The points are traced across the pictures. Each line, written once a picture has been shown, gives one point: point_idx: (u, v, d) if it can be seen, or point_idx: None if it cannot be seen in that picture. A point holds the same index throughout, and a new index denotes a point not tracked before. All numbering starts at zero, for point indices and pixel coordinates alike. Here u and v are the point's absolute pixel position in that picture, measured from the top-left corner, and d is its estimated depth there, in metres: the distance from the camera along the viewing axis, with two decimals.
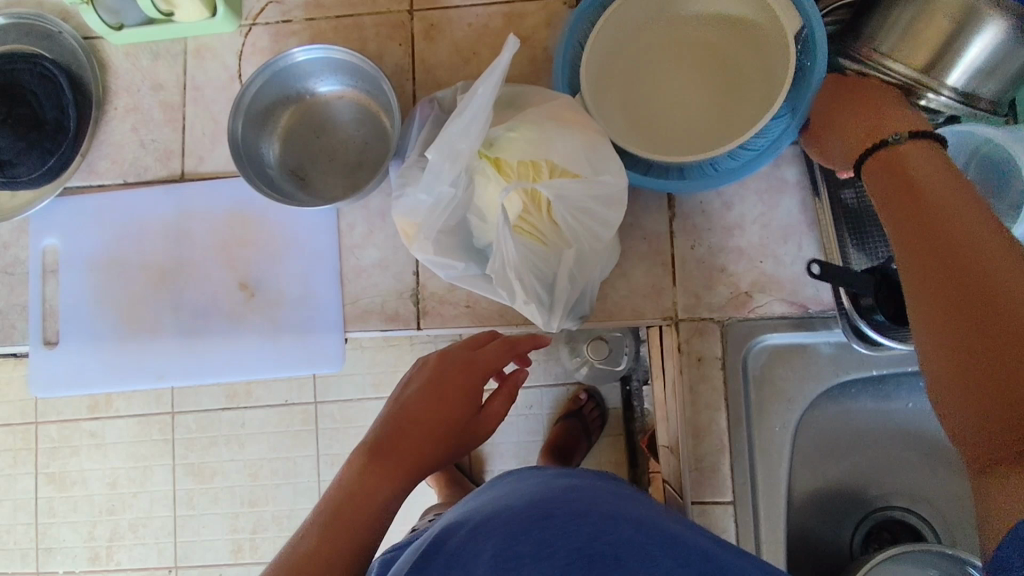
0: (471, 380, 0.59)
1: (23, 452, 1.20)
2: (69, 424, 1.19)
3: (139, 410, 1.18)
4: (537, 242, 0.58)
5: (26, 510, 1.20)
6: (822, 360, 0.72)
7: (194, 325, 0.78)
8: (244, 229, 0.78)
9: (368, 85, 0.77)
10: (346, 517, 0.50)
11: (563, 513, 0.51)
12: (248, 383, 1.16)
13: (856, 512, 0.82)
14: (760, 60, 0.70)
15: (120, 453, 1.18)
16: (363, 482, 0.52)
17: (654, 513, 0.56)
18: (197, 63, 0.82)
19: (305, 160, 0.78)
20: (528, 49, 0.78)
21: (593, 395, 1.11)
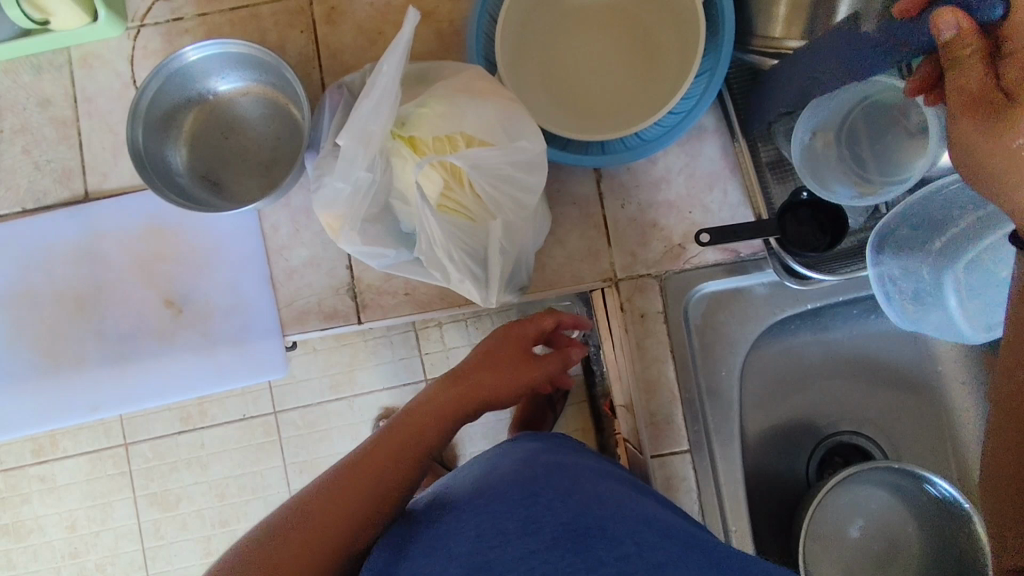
0: (512, 364, 0.65)
1: None
2: (13, 472, 1.13)
3: (88, 447, 1.12)
4: (464, 218, 0.57)
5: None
6: (758, 301, 0.74)
7: (121, 351, 0.74)
8: (162, 244, 0.74)
9: (271, 78, 0.73)
10: (420, 421, 0.60)
11: (548, 489, 0.52)
12: (200, 403, 1.12)
13: (809, 441, 0.85)
14: (667, 14, 0.69)
15: (75, 494, 1.12)
16: (397, 441, 0.58)
17: (635, 496, 0.56)
18: (85, 73, 0.77)
19: (216, 164, 0.74)
20: (434, 24, 0.76)
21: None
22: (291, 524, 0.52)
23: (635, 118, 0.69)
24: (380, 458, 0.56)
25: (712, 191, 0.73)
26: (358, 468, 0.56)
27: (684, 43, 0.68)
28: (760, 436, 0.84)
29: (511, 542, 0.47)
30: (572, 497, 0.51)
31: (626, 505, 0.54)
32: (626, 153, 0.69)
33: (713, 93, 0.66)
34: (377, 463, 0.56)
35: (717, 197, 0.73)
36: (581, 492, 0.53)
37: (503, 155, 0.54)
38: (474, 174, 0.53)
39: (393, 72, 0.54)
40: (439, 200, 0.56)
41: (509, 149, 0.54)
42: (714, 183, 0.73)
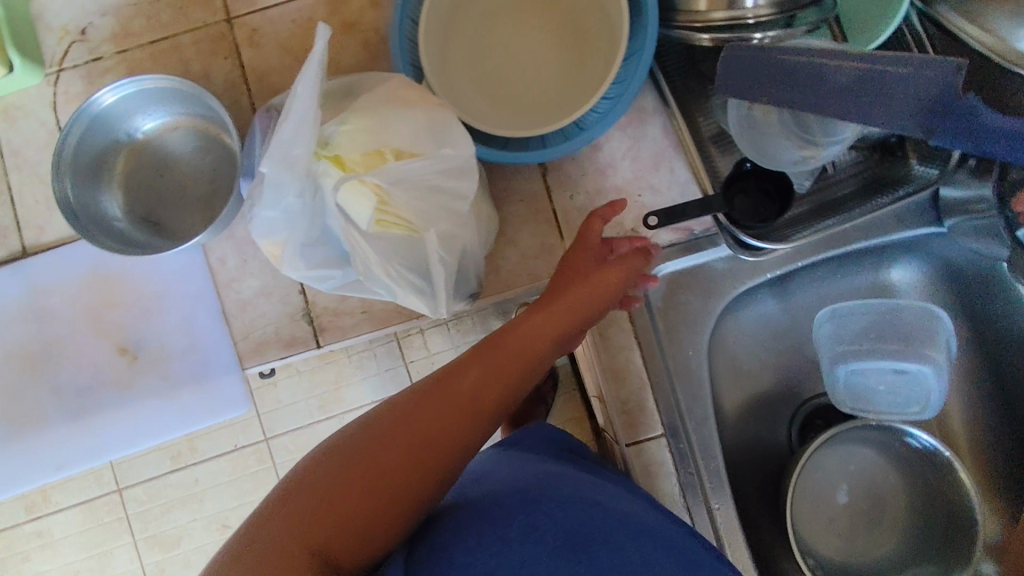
0: (587, 281, 0.63)
1: None
2: (8, 532, 1.11)
3: (80, 498, 1.11)
4: (404, 230, 0.55)
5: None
6: (718, 276, 0.73)
7: (80, 405, 0.73)
8: (108, 291, 0.73)
9: (199, 110, 0.72)
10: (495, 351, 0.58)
11: (545, 498, 0.55)
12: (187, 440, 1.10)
13: (789, 407, 0.84)
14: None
15: (73, 546, 1.11)
16: (475, 367, 0.56)
17: (629, 500, 0.60)
18: (9, 126, 0.75)
19: (154, 203, 0.73)
20: (359, 34, 0.75)
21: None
22: (359, 453, 0.49)
23: (570, 107, 0.69)
24: (451, 386, 0.54)
25: (659, 171, 0.72)
26: (432, 396, 0.53)
27: (607, 25, 0.67)
28: (740, 409, 0.83)
29: (511, 547, 0.49)
30: (573, 508, 0.54)
31: (617, 511, 0.56)
32: (568, 143, 0.67)
33: (645, 71, 0.64)
34: (450, 390, 0.54)
35: (665, 177, 0.72)
36: (579, 502, 0.56)
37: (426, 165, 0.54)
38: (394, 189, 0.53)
39: (308, 96, 0.53)
40: (376, 216, 0.54)
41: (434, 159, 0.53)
42: (660, 163, 0.72)
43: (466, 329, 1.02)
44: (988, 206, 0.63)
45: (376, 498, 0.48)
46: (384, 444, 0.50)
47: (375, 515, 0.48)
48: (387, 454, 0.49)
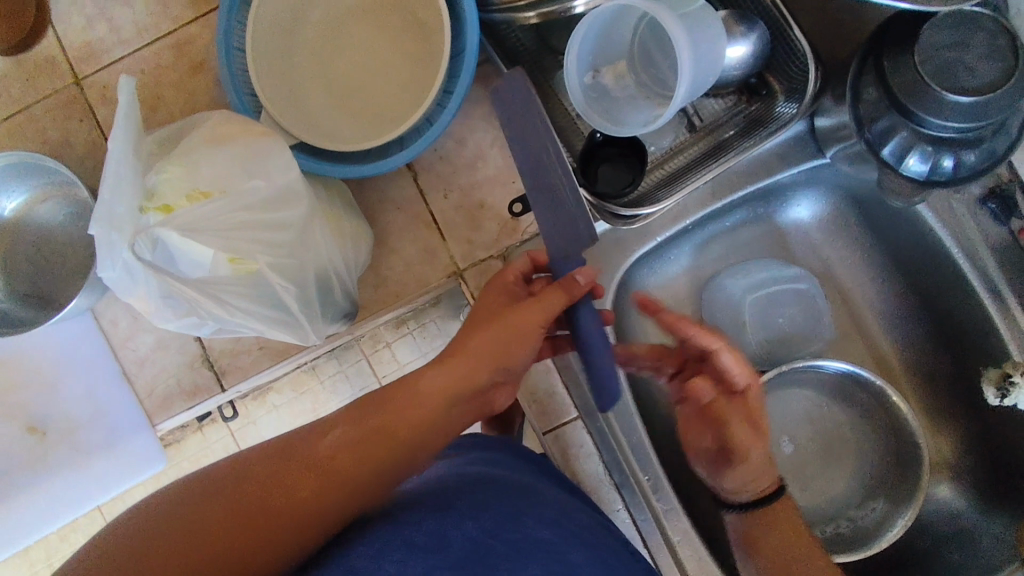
0: (498, 322, 0.54)
1: None
2: None
3: None
4: (246, 270, 0.55)
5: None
6: (608, 246, 0.71)
7: (1, 490, 0.73)
8: (5, 374, 0.72)
9: (60, 177, 0.71)
10: (396, 403, 0.51)
11: (462, 502, 0.49)
12: None
13: None
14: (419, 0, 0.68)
15: None
16: (353, 434, 0.49)
17: (560, 505, 0.55)
18: None
19: (35, 278, 0.72)
20: (209, 72, 0.74)
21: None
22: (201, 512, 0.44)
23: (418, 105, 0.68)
24: (317, 453, 0.48)
25: None
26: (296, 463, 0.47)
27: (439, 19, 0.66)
28: None
29: (414, 557, 0.42)
30: (489, 517, 0.47)
31: (540, 516, 0.50)
32: (421, 138, 0.63)
33: (477, 46, 0.62)
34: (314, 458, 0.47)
35: None
36: (502, 506, 0.50)
37: (242, 198, 0.53)
38: (208, 232, 0.52)
39: (116, 150, 0.52)
40: (229, 257, 0.53)
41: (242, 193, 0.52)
42: None
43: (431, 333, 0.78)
44: (850, 130, 0.60)
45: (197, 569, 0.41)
46: (228, 508, 0.44)
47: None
48: (227, 520, 0.43)
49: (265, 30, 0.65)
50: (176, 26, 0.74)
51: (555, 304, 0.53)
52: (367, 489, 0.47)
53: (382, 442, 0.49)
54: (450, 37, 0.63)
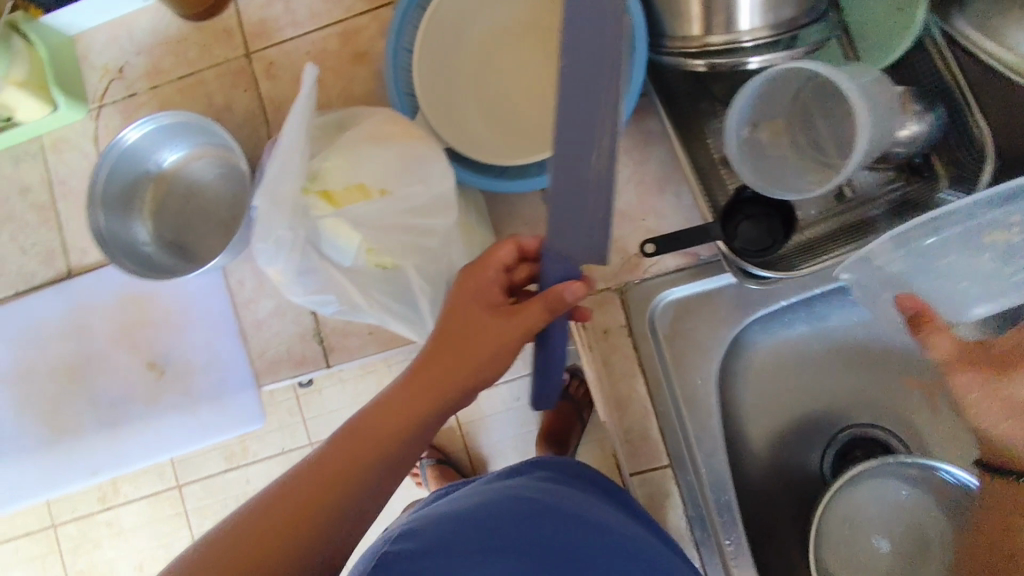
0: (470, 338, 0.53)
1: (52, 555, 1.36)
2: (84, 520, 1.33)
3: (148, 490, 1.30)
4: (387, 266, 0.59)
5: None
6: (728, 302, 0.71)
7: (114, 415, 0.78)
8: (139, 310, 0.78)
9: (218, 141, 0.76)
10: (379, 425, 0.50)
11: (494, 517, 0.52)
12: (241, 442, 1.25)
13: (820, 436, 0.80)
14: None
15: (145, 533, 1.32)
16: (330, 462, 0.47)
17: (621, 517, 0.59)
18: (58, 156, 0.82)
19: (179, 229, 0.78)
20: (369, 64, 0.77)
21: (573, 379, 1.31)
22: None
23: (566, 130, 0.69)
24: (292, 493, 0.45)
25: (664, 194, 0.70)
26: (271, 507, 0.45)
27: None
28: (763, 437, 0.80)
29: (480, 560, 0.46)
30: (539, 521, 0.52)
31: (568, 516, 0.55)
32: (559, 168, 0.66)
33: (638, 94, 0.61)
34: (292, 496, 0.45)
35: (671, 201, 0.70)
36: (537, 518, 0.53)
37: (399, 202, 0.57)
38: (365, 229, 0.57)
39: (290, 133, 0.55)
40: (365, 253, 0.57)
41: (401, 198, 0.57)
42: (665, 186, 0.70)
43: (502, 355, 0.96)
44: None
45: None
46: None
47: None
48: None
49: (434, 39, 0.68)
50: (346, 17, 0.78)
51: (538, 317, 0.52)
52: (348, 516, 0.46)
53: (352, 468, 0.47)
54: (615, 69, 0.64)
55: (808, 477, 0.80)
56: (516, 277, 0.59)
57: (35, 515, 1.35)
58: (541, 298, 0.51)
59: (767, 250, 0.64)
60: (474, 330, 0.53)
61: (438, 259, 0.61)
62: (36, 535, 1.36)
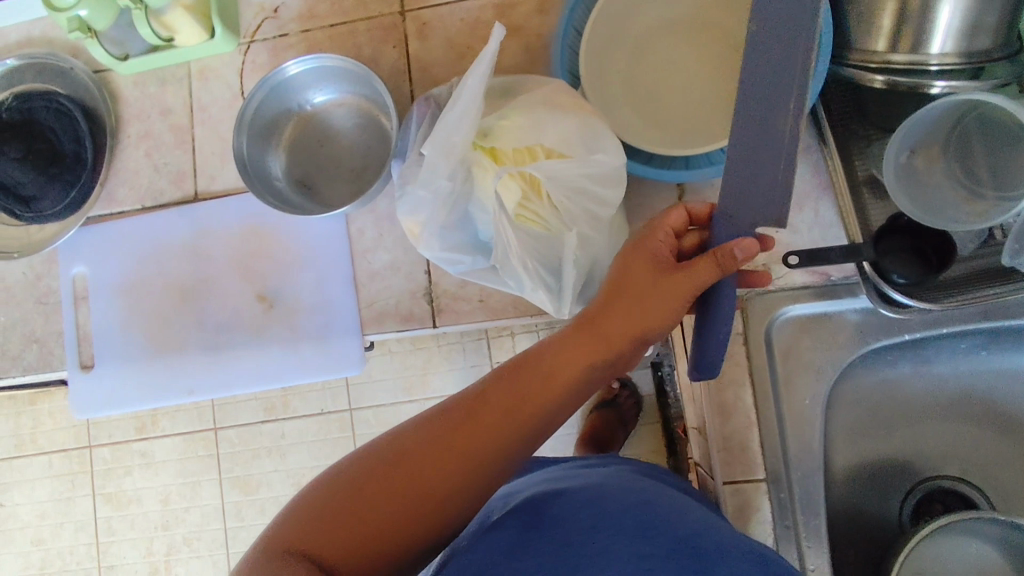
0: (639, 297, 0.54)
1: (80, 475, 1.37)
2: (120, 445, 1.35)
3: (183, 428, 1.33)
4: (540, 228, 0.58)
5: (89, 529, 1.37)
6: (849, 330, 0.70)
7: (218, 340, 0.80)
8: (259, 243, 0.80)
9: (365, 90, 0.77)
10: (540, 369, 0.53)
11: (538, 523, 0.54)
12: (284, 396, 1.28)
13: (903, 483, 0.77)
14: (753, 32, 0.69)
15: (171, 470, 1.33)
16: (498, 394, 0.52)
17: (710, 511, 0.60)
18: (201, 84, 0.84)
19: (309, 169, 0.79)
20: (521, 38, 0.77)
21: (625, 386, 1.31)
22: (339, 504, 0.46)
23: (715, 134, 0.69)
24: (457, 418, 0.50)
25: (803, 210, 0.69)
26: (438, 427, 0.50)
27: None
28: (846, 473, 0.77)
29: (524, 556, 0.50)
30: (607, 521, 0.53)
31: (629, 508, 0.54)
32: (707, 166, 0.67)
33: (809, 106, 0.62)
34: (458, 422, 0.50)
35: (808, 217, 0.69)
36: (589, 515, 0.54)
37: (578, 167, 0.56)
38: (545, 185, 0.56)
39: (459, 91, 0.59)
40: (517, 210, 0.57)
41: (586, 162, 0.56)
42: (805, 203, 0.70)
43: None
44: None
45: (366, 539, 0.45)
46: (380, 488, 0.47)
47: (390, 542, 0.45)
48: (376, 509, 0.46)
49: (609, 16, 0.70)
50: None
51: (706, 274, 0.52)
52: (501, 447, 0.50)
53: (510, 406, 0.51)
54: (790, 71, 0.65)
55: (884, 522, 0.77)
56: (685, 246, 0.59)
57: (74, 432, 1.37)
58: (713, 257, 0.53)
59: (920, 278, 0.63)
60: (644, 290, 0.54)
61: (594, 230, 0.60)
62: (71, 453, 1.38)
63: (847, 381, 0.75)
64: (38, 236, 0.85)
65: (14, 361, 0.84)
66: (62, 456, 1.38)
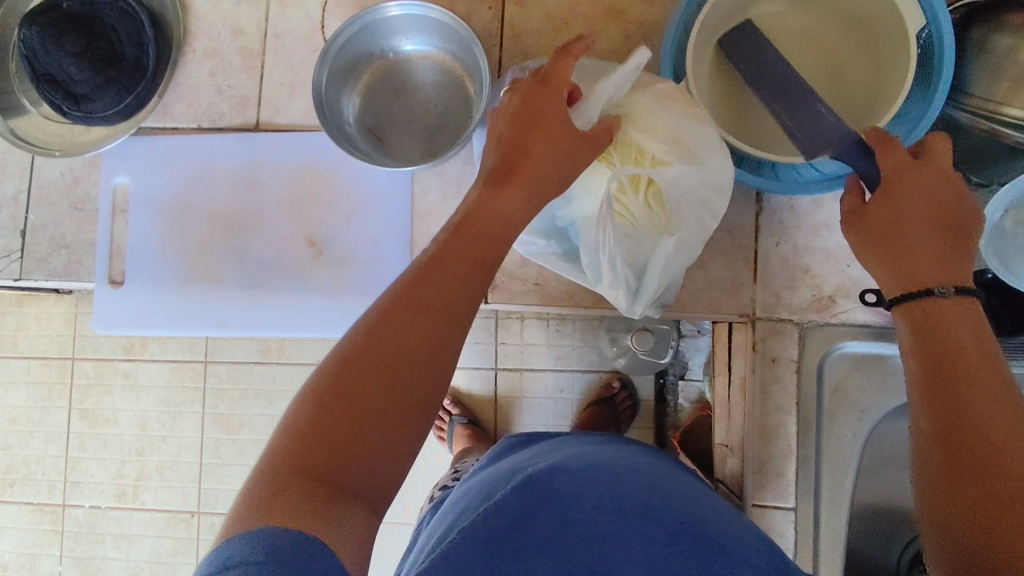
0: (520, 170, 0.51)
1: (59, 386, 1.33)
2: (104, 363, 1.32)
3: (173, 356, 1.30)
4: (630, 222, 0.58)
5: (59, 442, 1.33)
6: (901, 375, 0.71)
7: (258, 278, 0.78)
8: (316, 186, 0.78)
9: (455, 48, 0.74)
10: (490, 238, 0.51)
11: (539, 495, 0.50)
12: (281, 341, 1.26)
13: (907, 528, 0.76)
14: (862, 54, 0.69)
15: (154, 397, 1.30)
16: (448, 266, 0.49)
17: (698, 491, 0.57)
18: (279, 10, 0.80)
19: (383, 119, 0.76)
20: (623, 23, 0.75)
21: (625, 385, 1.20)
22: (313, 432, 0.41)
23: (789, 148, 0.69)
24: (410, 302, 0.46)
25: None
26: (371, 335, 0.45)
27: (873, 85, 0.68)
28: (861, 511, 0.74)
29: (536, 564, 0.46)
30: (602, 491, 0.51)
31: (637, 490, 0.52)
32: (788, 186, 0.67)
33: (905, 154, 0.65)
34: (392, 320, 0.45)
35: None
36: (593, 498, 0.50)
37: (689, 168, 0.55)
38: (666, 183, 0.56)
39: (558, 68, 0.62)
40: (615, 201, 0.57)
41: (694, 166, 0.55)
42: None
43: (566, 330, 1.20)
44: None
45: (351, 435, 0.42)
46: (350, 400, 0.43)
47: (375, 436, 0.43)
48: (338, 424, 0.42)
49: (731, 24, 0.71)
50: None
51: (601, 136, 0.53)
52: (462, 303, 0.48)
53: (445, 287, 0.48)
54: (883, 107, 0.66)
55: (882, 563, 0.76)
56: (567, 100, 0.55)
57: (59, 342, 1.32)
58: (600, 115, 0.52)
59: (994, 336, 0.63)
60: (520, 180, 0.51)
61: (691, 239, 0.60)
62: (52, 362, 1.33)
63: (878, 427, 0.72)
64: (82, 138, 0.82)
65: (39, 264, 0.81)
66: (42, 364, 1.33)
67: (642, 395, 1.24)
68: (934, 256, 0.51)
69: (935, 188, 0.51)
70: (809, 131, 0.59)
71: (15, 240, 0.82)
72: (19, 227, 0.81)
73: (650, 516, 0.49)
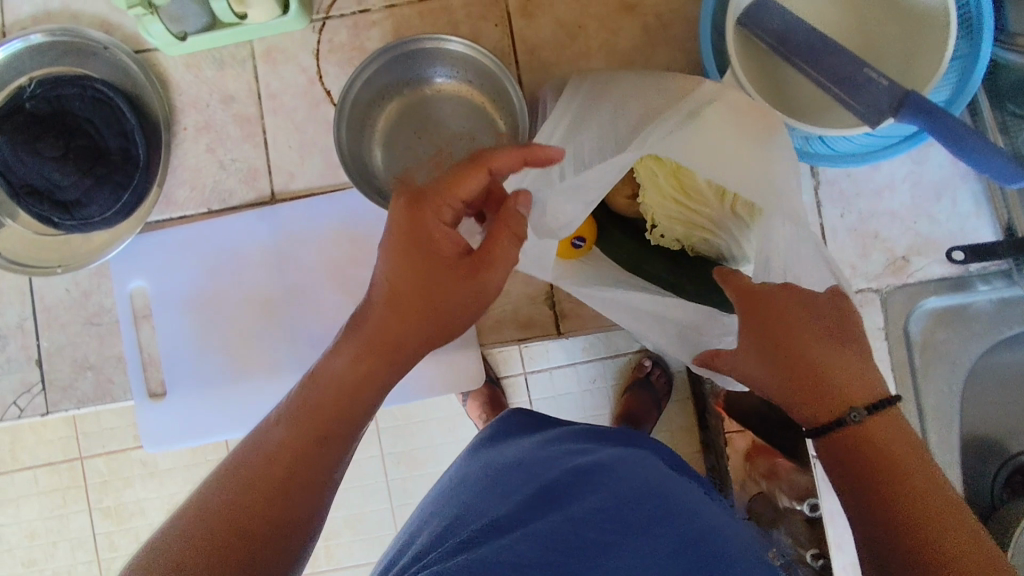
0: (435, 272, 0.50)
1: (72, 490, 1.16)
2: (116, 456, 1.16)
3: None
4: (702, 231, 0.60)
5: (89, 547, 1.17)
6: (986, 318, 0.71)
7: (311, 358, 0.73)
8: (355, 249, 0.72)
9: (471, 75, 0.69)
10: (415, 305, 0.50)
11: (543, 504, 0.47)
12: None
13: (996, 459, 0.78)
14: (885, 10, 0.67)
15: (179, 480, 1.16)
16: (361, 348, 0.49)
17: (699, 497, 0.53)
18: (269, 67, 0.73)
19: (409, 163, 0.71)
20: (639, 17, 0.71)
21: (657, 361, 1.08)
22: (207, 526, 0.41)
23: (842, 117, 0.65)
24: (324, 396, 0.48)
25: (940, 201, 0.70)
26: (282, 448, 0.46)
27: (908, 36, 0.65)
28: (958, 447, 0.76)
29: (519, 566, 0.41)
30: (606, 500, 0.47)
31: (642, 497, 0.48)
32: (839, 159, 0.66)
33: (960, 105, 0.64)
34: (302, 431, 0.46)
35: (946, 207, 0.70)
36: (594, 500, 0.47)
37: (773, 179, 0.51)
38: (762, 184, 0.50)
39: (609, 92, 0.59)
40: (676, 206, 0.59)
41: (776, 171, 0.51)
42: (943, 192, 0.70)
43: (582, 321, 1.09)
44: None
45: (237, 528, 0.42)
46: (251, 500, 0.43)
47: (264, 529, 0.43)
48: (238, 517, 0.42)
49: None
50: None
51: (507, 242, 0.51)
52: (363, 387, 0.49)
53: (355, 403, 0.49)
54: (927, 58, 0.63)
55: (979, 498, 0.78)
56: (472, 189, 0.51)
57: (62, 445, 1.16)
58: (503, 228, 0.51)
59: None
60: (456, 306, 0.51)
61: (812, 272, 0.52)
62: (59, 467, 1.16)
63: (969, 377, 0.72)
64: (82, 246, 0.74)
65: (65, 392, 0.74)
66: (47, 471, 1.16)
67: (673, 368, 1.10)
68: (844, 369, 0.48)
69: (805, 313, 0.49)
70: (866, 101, 0.58)
71: (33, 372, 0.74)
72: (33, 357, 0.74)
73: (653, 525, 0.46)
